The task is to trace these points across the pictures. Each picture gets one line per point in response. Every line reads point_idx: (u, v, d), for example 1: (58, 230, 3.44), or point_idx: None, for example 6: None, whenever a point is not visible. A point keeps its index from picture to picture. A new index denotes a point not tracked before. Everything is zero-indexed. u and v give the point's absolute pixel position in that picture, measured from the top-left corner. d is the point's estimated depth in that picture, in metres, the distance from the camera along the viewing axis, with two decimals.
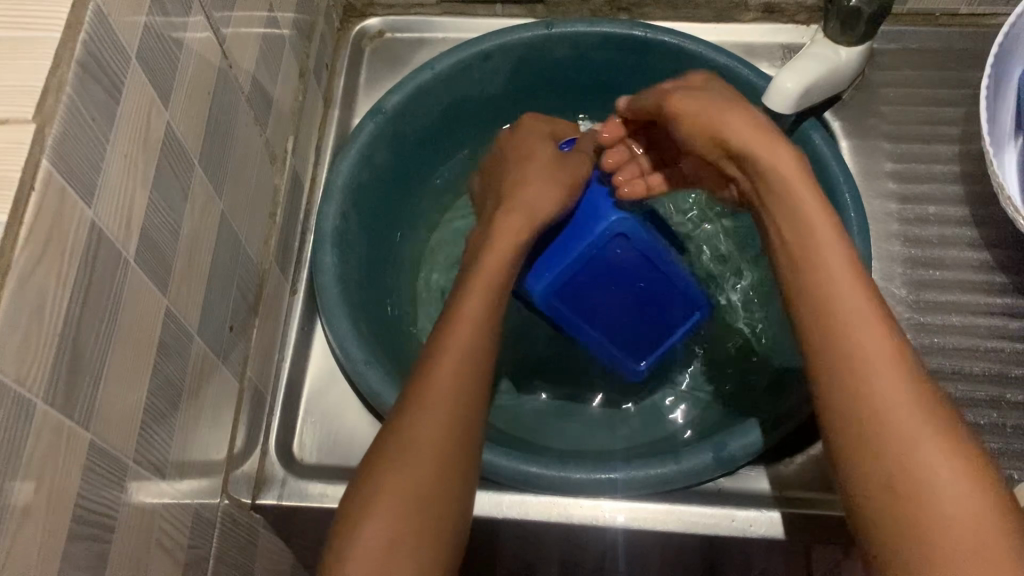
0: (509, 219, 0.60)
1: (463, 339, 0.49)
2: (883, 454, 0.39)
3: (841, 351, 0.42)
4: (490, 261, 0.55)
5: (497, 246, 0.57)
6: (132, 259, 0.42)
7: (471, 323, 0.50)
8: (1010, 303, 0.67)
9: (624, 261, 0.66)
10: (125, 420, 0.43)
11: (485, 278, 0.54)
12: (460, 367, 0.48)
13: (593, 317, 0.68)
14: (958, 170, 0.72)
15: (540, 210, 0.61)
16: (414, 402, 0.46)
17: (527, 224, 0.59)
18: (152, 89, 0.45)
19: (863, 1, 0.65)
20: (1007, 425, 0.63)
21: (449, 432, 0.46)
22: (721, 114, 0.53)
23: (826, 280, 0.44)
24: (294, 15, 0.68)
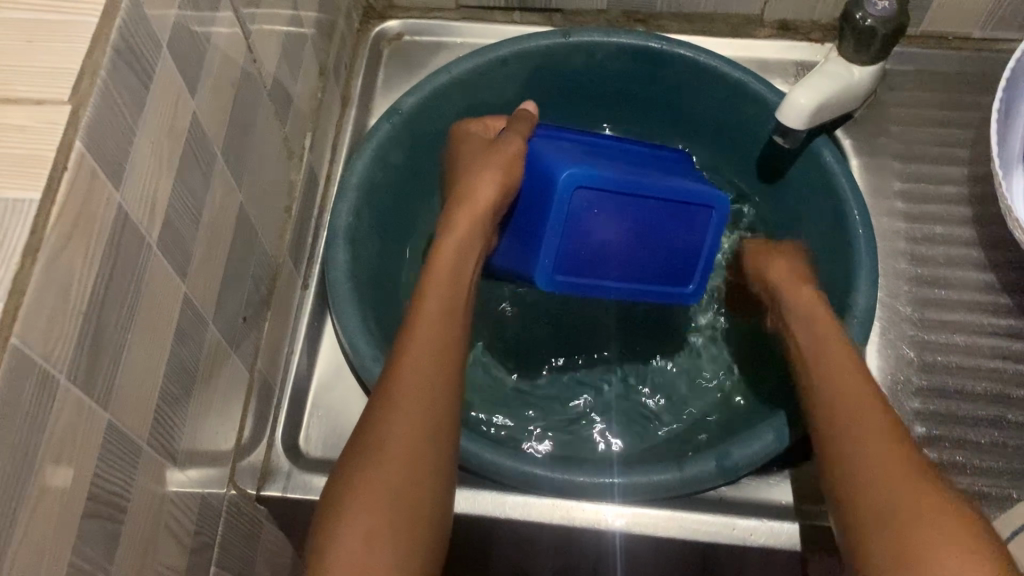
0: (455, 217, 0.59)
1: (423, 338, 0.49)
2: (879, 516, 0.42)
3: (839, 446, 0.47)
4: (449, 252, 0.56)
5: (455, 235, 0.58)
6: (155, 245, 0.43)
7: (429, 323, 0.50)
8: (1013, 324, 0.68)
9: (600, 211, 0.60)
10: (141, 403, 0.43)
11: (442, 272, 0.54)
12: (430, 364, 0.48)
13: (605, 268, 0.63)
14: (966, 192, 0.73)
15: (488, 199, 0.59)
16: (381, 404, 0.46)
17: (476, 216, 0.59)
18: (180, 79, 0.45)
19: (878, 21, 0.65)
20: (1008, 445, 0.64)
21: (419, 425, 0.45)
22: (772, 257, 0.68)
23: (834, 393, 0.50)
24: (316, 15, 0.69)
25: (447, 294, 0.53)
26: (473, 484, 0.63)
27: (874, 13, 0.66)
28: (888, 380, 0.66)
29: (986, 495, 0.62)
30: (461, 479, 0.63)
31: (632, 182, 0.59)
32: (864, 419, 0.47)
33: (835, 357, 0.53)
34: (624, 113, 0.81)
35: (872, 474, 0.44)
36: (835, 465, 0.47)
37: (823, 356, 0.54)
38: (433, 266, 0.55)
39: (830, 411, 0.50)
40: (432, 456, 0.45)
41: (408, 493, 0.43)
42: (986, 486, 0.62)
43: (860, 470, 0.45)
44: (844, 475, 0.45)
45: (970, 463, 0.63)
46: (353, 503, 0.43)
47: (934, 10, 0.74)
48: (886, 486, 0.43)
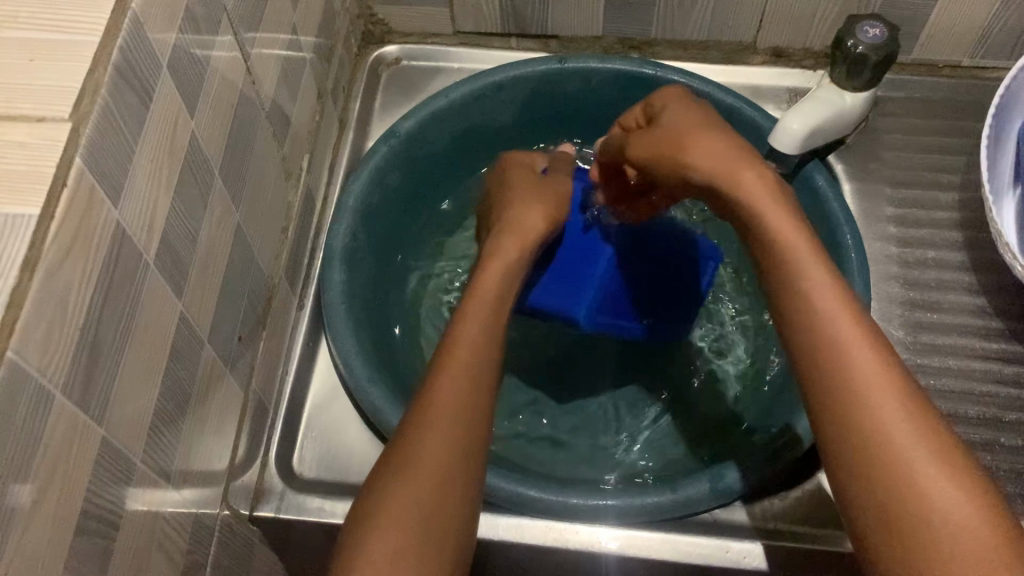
0: (500, 244, 0.57)
1: (464, 362, 0.47)
2: (894, 498, 0.38)
3: (843, 389, 0.40)
4: (490, 277, 0.53)
5: (495, 261, 0.55)
6: (151, 262, 0.43)
7: (470, 346, 0.48)
8: (1006, 348, 0.68)
9: (631, 265, 0.71)
10: (136, 421, 0.43)
11: (485, 294, 0.52)
12: (468, 389, 0.46)
13: (630, 312, 0.71)
14: (957, 217, 0.73)
15: (533, 230, 0.58)
16: (417, 425, 0.44)
17: (519, 247, 0.57)
18: (180, 100, 0.46)
19: (869, 47, 0.66)
20: (1001, 468, 0.64)
21: (456, 451, 0.44)
22: (699, 130, 0.50)
23: (837, 334, 0.41)
24: (315, 39, 0.70)
25: (488, 318, 0.50)
26: None
27: (865, 40, 0.67)
28: None
29: None
30: None
31: (645, 239, 0.72)
32: (868, 372, 0.40)
33: (829, 280, 0.43)
34: None
35: (891, 447, 0.39)
36: (835, 415, 0.41)
37: (807, 291, 0.43)
38: (475, 293, 0.52)
39: (814, 342, 0.42)
40: (464, 486, 0.44)
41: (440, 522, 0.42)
42: None
43: (871, 437, 0.39)
44: (844, 433, 0.40)
45: None
46: (382, 524, 0.41)
47: (924, 39, 0.75)
48: (917, 466, 0.38)
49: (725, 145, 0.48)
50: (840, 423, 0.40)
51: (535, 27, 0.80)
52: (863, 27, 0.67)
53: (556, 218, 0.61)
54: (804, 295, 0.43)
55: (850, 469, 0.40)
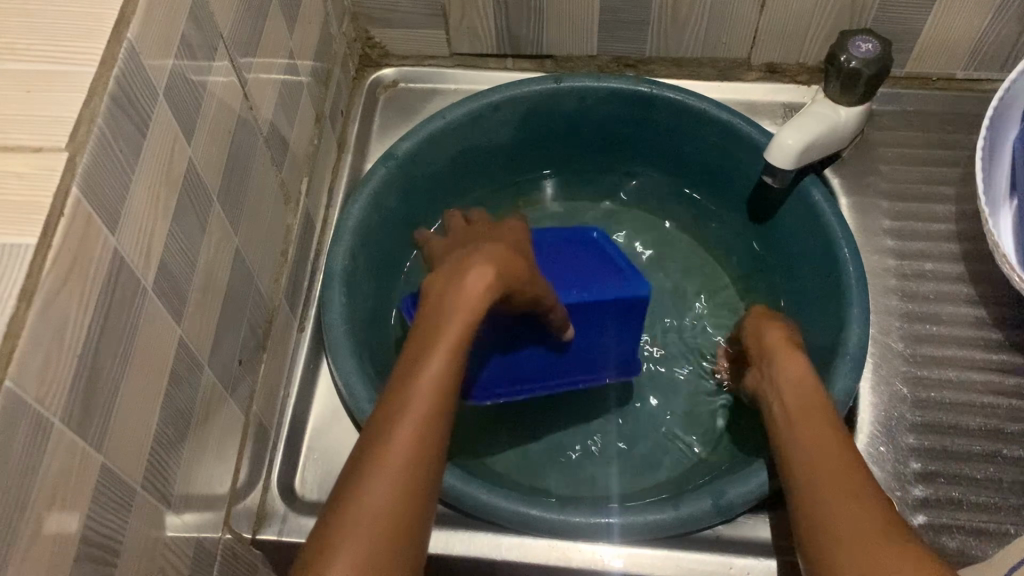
0: (467, 283, 0.55)
1: (425, 383, 0.48)
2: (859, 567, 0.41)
3: (830, 504, 0.46)
4: (459, 312, 0.53)
5: (461, 301, 0.54)
6: (149, 288, 0.44)
7: (434, 379, 0.49)
8: (1005, 359, 0.68)
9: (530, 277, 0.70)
10: (136, 445, 0.43)
11: (451, 332, 0.52)
12: (420, 421, 0.46)
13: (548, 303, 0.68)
14: (955, 229, 0.74)
15: (496, 275, 0.56)
16: (379, 447, 0.45)
17: (483, 292, 0.54)
18: (176, 127, 0.46)
19: (862, 62, 0.67)
20: (1004, 480, 0.64)
21: (409, 483, 0.44)
22: (767, 325, 0.64)
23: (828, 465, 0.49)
24: (312, 63, 0.71)
25: (456, 353, 0.51)
26: (469, 525, 0.63)
27: (858, 55, 0.67)
28: (882, 415, 0.67)
29: (983, 531, 0.62)
30: (457, 520, 0.64)
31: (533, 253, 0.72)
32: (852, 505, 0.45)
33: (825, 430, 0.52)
34: (616, 156, 0.82)
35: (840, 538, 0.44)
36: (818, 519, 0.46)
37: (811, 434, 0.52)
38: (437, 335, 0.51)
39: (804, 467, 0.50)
40: (417, 517, 0.44)
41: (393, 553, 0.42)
42: (983, 522, 0.62)
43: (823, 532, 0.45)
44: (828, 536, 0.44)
45: (967, 499, 0.63)
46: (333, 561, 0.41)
47: (918, 52, 0.75)
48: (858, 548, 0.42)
49: (781, 337, 0.62)
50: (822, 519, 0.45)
51: (530, 48, 0.80)
52: (856, 42, 0.68)
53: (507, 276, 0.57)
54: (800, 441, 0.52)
55: (813, 562, 0.45)
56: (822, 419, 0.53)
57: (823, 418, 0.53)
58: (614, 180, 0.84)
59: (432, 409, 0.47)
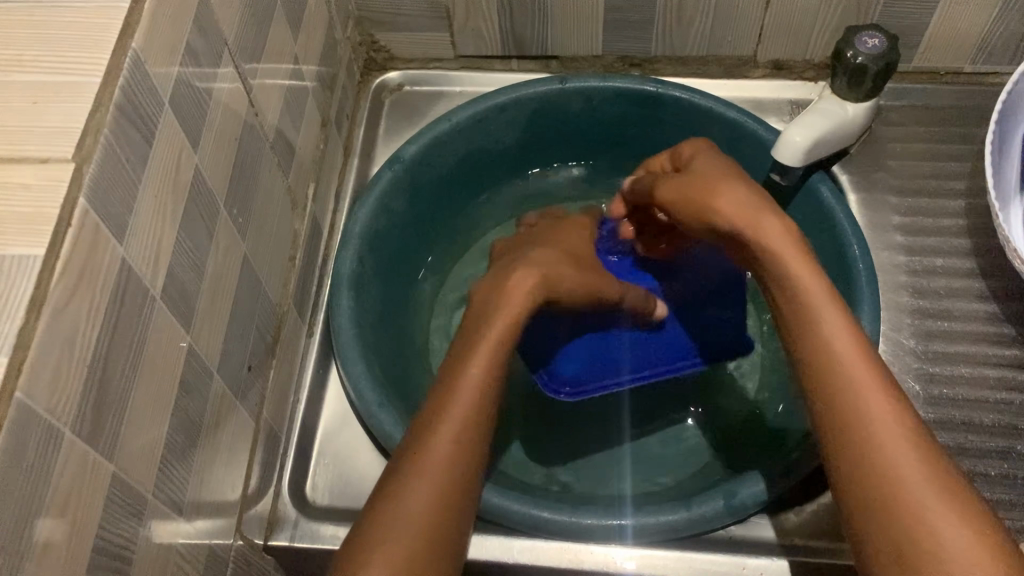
0: (519, 283, 0.56)
1: (474, 381, 0.49)
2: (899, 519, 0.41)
3: (867, 426, 0.43)
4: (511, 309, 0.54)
5: (514, 299, 0.55)
6: (158, 295, 0.44)
7: (482, 373, 0.50)
8: (1018, 354, 0.68)
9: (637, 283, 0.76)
10: (147, 453, 0.43)
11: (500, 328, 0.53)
12: (462, 424, 0.47)
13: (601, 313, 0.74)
14: (965, 223, 0.73)
15: (542, 278, 0.58)
16: (423, 439, 0.47)
17: (533, 294, 0.56)
18: (183, 135, 0.46)
19: (869, 58, 0.66)
20: (1018, 476, 0.63)
21: (447, 483, 0.45)
22: (716, 182, 0.53)
23: (857, 379, 0.45)
24: (317, 68, 0.71)
25: (502, 346, 0.52)
26: (481, 528, 0.63)
27: (864, 51, 0.67)
28: None
29: None
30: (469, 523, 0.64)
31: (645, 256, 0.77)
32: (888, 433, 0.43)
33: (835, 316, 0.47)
34: (623, 155, 0.82)
35: (898, 476, 0.42)
36: (854, 441, 0.43)
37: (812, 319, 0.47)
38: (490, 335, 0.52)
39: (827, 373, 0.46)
40: (460, 509, 0.46)
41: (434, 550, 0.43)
42: (998, 519, 0.62)
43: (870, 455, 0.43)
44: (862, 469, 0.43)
45: (981, 495, 0.62)
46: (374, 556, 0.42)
47: (925, 47, 0.75)
48: (920, 482, 0.41)
49: (749, 197, 0.51)
50: (855, 442, 0.43)
51: (535, 48, 0.80)
52: (862, 38, 0.67)
53: (553, 280, 0.59)
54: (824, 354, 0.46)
55: (861, 498, 0.42)
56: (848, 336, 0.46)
57: (816, 285, 0.48)
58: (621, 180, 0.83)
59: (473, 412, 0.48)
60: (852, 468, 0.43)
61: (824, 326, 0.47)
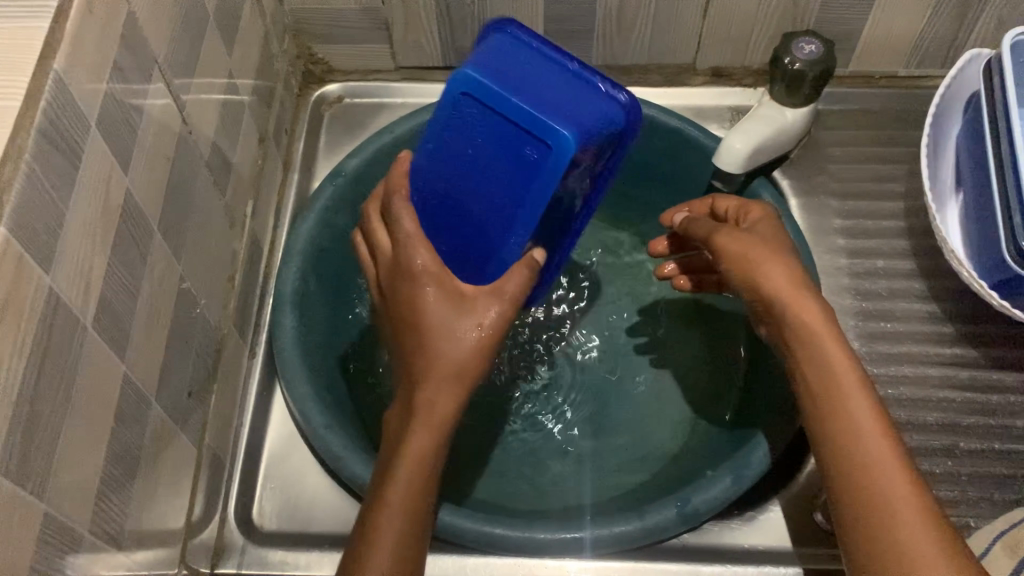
0: (439, 364, 0.48)
1: (432, 425, 0.47)
2: None
3: (908, 548, 0.41)
4: (443, 388, 0.47)
5: (440, 383, 0.47)
6: (90, 324, 0.42)
7: (433, 428, 0.47)
8: (960, 353, 0.69)
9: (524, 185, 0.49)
10: (81, 488, 0.42)
11: (435, 406, 0.47)
12: (422, 476, 0.46)
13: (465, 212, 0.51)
14: (904, 225, 0.74)
15: (462, 355, 0.48)
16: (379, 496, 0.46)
17: (460, 380, 0.48)
18: (112, 156, 0.45)
19: (806, 64, 0.67)
20: (963, 473, 0.64)
21: (409, 540, 0.45)
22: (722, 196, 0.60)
23: (884, 483, 0.43)
24: (253, 82, 0.69)
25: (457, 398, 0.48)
26: (433, 547, 0.62)
27: (801, 57, 0.68)
28: None
29: None
30: None
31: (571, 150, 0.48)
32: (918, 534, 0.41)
33: (865, 408, 0.45)
34: None
35: None
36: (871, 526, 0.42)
37: (841, 409, 0.45)
38: (430, 391, 0.47)
39: (848, 471, 0.44)
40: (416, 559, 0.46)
41: None
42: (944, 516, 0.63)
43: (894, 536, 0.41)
44: (881, 552, 0.41)
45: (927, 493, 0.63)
46: None
47: (860, 52, 0.76)
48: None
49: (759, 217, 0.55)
50: (882, 556, 0.41)
51: None
52: (799, 45, 0.68)
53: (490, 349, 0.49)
54: (840, 454, 0.45)
55: None
56: (864, 411, 0.45)
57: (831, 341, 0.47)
58: None
59: (425, 469, 0.46)
60: (865, 514, 0.43)
61: (842, 422, 0.45)
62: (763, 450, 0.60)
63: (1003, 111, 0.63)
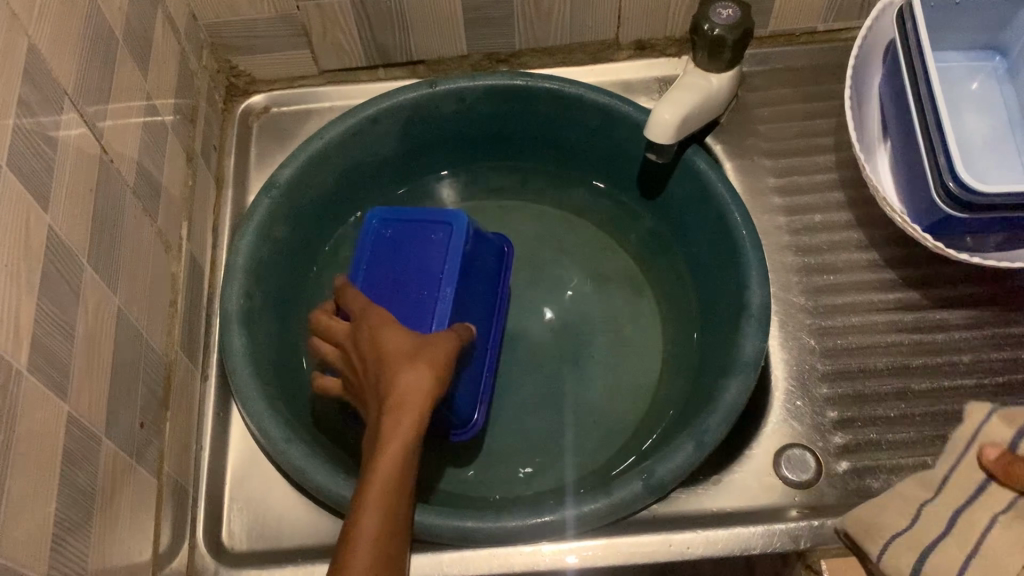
0: (413, 367, 0.52)
1: (414, 412, 0.50)
2: None
3: None
4: (417, 381, 0.51)
5: (420, 374, 0.52)
6: (25, 369, 0.41)
7: (413, 409, 0.50)
8: (903, 297, 0.70)
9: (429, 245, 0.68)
10: (33, 534, 0.41)
11: (414, 396, 0.51)
12: (404, 452, 0.49)
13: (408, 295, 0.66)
14: (837, 177, 0.75)
15: (429, 379, 0.52)
16: (371, 479, 0.48)
17: (433, 385, 0.52)
18: (30, 196, 0.44)
19: (725, 28, 0.68)
20: (917, 414, 0.66)
21: (396, 506, 0.48)
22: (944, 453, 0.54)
23: None
24: (174, 102, 0.68)
25: (431, 391, 0.52)
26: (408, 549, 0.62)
27: (721, 23, 0.68)
28: (795, 371, 0.69)
29: (904, 467, 0.64)
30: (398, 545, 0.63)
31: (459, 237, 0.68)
32: None
33: None
34: (501, 151, 0.81)
35: None
36: None
37: None
38: (399, 401, 0.50)
39: None
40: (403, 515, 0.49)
41: (393, 551, 0.47)
42: (903, 459, 0.65)
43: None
44: None
45: (885, 438, 0.65)
46: None
47: (777, 12, 0.77)
48: None
49: None
50: None
51: (400, 56, 0.79)
52: (717, 10, 0.69)
53: (441, 374, 0.53)
54: None
55: None
56: None
57: None
58: (504, 175, 0.83)
59: (397, 480, 0.49)
60: None
61: None
62: (722, 413, 0.60)
63: (918, 54, 0.64)
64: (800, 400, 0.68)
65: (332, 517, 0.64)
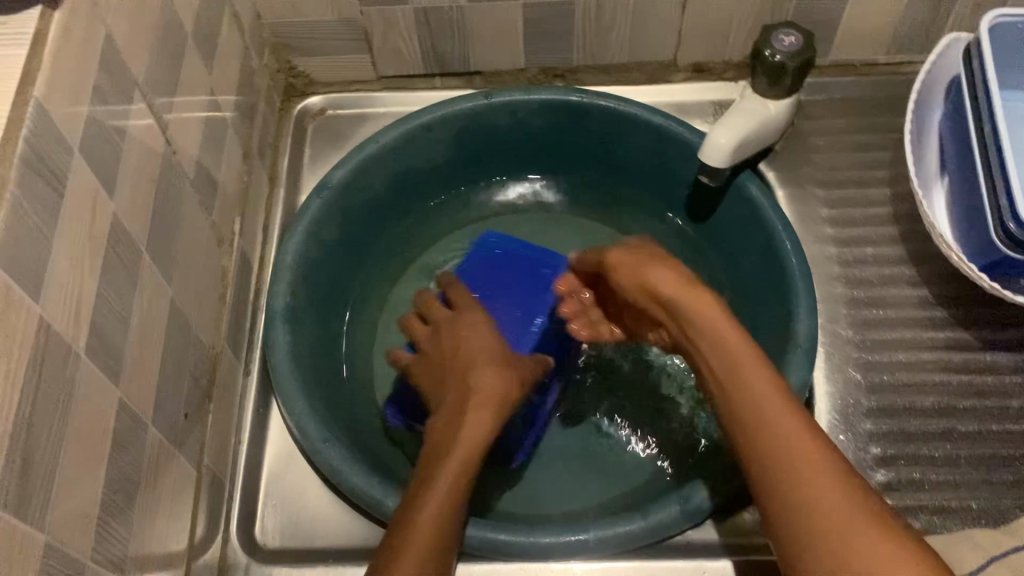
0: (490, 372, 0.57)
1: (489, 405, 0.54)
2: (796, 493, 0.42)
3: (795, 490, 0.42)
4: (493, 383, 0.56)
5: (495, 378, 0.56)
6: (82, 352, 0.42)
7: (488, 404, 0.55)
8: (953, 336, 0.69)
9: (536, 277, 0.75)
10: (80, 514, 0.41)
11: (489, 395, 0.55)
12: (479, 439, 0.52)
13: None
14: (891, 211, 0.75)
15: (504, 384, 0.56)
16: (443, 457, 0.51)
17: (506, 390, 0.56)
18: (98, 182, 0.45)
19: (786, 55, 0.68)
20: (961, 456, 0.65)
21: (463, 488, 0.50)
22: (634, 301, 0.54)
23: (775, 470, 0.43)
24: (235, 98, 0.69)
25: (505, 395, 0.56)
26: None
27: (781, 49, 0.68)
28: (839, 404, 0.68)
29: (946, 508, 0.63)
30: None
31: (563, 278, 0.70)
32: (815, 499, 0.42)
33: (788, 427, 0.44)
34: (552, 165, 0.81)
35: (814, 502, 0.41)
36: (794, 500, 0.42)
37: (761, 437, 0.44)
38: (480, 395, 0.55)
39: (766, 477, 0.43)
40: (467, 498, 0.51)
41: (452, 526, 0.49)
42: (946, 500, 0.63)
43: (773, 461, 0.43)
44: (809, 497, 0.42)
45: (928, 477, 0.64)
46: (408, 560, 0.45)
47: (839, 42, 0.76)
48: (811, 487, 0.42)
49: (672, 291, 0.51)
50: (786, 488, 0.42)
51: (457, 65, 0.79)
52: (778, 37, 0.69)
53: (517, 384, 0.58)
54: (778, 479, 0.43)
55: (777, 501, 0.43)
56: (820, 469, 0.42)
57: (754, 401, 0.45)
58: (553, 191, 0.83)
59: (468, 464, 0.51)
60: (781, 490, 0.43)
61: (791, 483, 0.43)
62: None
63: (984, 92, 0.63)
64: (844, 434, 0.66)
65: (365, 521, 0.64)
